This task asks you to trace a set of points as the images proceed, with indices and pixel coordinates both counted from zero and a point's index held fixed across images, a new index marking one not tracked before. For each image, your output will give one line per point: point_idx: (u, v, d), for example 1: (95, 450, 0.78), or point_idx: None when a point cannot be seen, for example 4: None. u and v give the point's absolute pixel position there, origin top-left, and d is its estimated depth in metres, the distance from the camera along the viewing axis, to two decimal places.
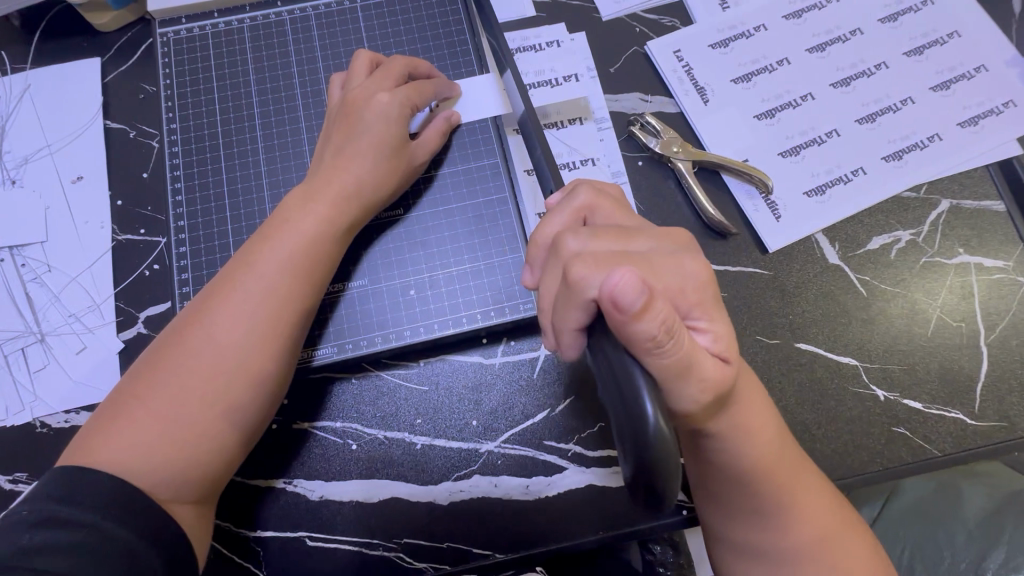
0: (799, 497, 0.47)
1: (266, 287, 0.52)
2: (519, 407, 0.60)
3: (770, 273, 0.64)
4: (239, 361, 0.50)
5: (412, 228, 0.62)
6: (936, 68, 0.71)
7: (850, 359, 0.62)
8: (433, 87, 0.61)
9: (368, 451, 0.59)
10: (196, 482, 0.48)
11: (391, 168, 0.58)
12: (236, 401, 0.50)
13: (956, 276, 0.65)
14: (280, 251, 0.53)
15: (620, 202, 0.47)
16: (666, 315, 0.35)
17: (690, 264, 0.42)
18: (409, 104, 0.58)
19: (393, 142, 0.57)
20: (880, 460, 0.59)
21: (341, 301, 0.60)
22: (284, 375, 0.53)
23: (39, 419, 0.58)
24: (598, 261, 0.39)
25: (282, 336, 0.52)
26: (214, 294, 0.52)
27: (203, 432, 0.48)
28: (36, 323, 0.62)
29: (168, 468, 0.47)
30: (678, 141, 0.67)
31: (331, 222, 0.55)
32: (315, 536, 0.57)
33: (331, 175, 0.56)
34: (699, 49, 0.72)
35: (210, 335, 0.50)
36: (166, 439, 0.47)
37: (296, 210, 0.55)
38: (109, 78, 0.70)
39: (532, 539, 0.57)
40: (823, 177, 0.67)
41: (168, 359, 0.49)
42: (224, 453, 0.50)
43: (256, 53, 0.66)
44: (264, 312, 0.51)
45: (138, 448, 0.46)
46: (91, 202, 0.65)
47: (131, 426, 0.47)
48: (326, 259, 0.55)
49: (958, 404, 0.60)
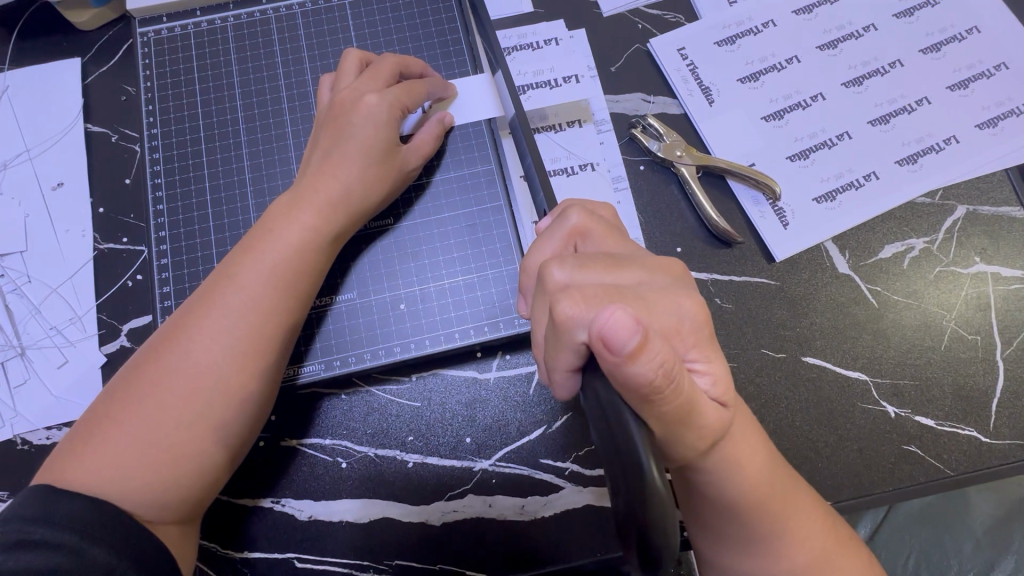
0: (795, 526, 0.44)
1: (248, 301, 0.49)
2: (514, 423, 0.58)
3: (777, 283, 0.62)
4: (219, 379, 0.48)
5: (403, 238, 0.59)
6: (953, 67, 0.67)
7: (859, 373, 0.59)
8: (427, 87, 0.58)
9: (359, 470, 0.57)
10: (178, 504, 0.46)
11: (382, 174, 0.55)
12: (218, 420, 0.48)
13: (973, 286, 0.62)
14: (263, 262, 0.51)
15: (614, 226, 0.45)
16: (664, 357, 0.33)
17: (688, 301, 0.40)
18: (401, 106, 0.55)
19: (382, 146, 0.54)
20: (890, 480, 0.57)
21: (329, 316, 0.57)
22: (268, 391, 0.51)
23: (19, 436, 0.57)
24: (587, 297, 0.36)
25: (266, 352, 0.50)
26: (194, 307, 0.50)
27: (184, 453, 0.46)
28: (16, 336, 0.60)
29: (146, 490, 0.45)
30: (681, 144, 0.64)
31: (317, 230, 0.52)
32: (304, 557, 0.55)
33: (318, 182, 0.53)
34: (704, 47, 0.69)
35: (191, 351, 0.48)
36: (142, 461, 0.45)
37: (280, 218, 0.52)
38: (89, 79, 0.67)
39: (528, 561, 0.55)
40: (833, 182, 0.64)
41: (145, 377, 0.47)
42: (206, 474, 0.48)
43: (241, 54, 0.63)
44: (247, 327, 0.49)
45: (113, 470, 0.44)
46: (72, 209, 0.63)
47: (107, 447, 0.45)
48: (312, 269, 0.53)
49: (971, 421, 0.58)
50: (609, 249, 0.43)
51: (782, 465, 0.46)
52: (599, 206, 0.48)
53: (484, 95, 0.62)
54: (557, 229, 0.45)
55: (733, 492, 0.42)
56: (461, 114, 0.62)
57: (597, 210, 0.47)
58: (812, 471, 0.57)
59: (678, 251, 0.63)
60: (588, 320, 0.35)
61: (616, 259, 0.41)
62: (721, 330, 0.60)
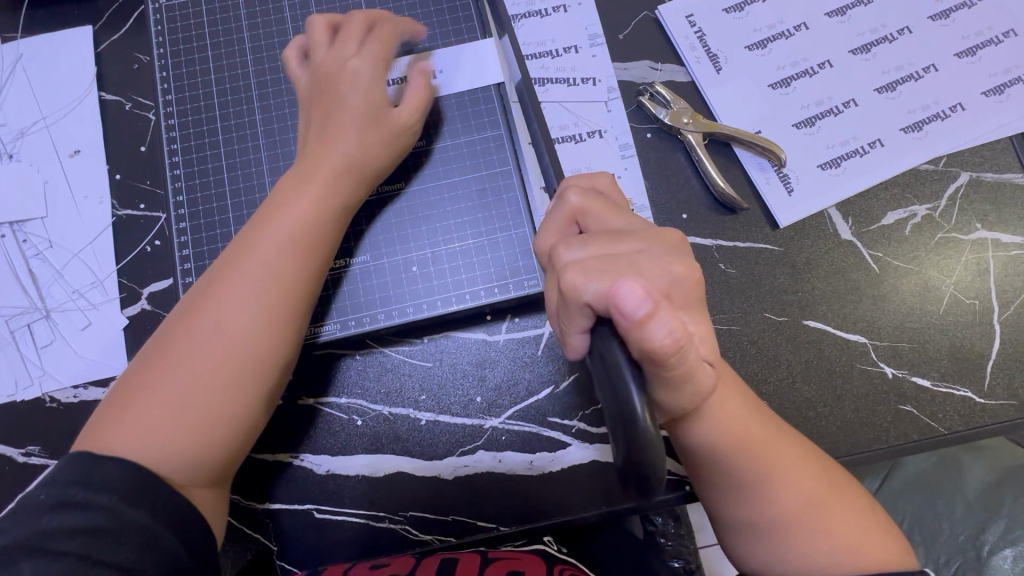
0: (779, 474, 0.46)
1: (267, 269, 0.51)
2: (523, 383, 0.60)
3: (780, 249, 0.63)
4: (245, 344, 0.49)
5: (414, 203, 0.60)
6: (962, 33, 0.67)
7: (859, 337, 0.61)
8: (394, 34, 0.59)
9: (373, 427, 0.59)
10: (215, 464, 0.49)
11: (379, 131, 0.56)
12: (244, 385, 0.49)
13: (973, 252, 0.63)
14: (279, 233, 0.52)
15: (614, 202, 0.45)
16: (672, 324, 0.36)
17: (681, 267, 0.40)
18: (380, 62, 0.57)
19: (374, 106, 0.56)
20: (886, 438, 0.59)
21: (348, 278, 0.59)
22: (291, 359, 0.53)
23: (49, 394, 0.59)
24: (594, 272, 0.38)
25: (289, 315, 0.52)
26: (213, 279, 0.51)
27: (213, 419, 0.48)
28: (40, 299, 0.62)
29: (184, 452, 0.47)
30: (688, 112, 0.65)
31: (330, 200, 0.54)
32: (323, 509, 0.58)
33: (324, 151, 0.54)
34: (712, 14, 0.69)
35: (213, 321, 0.49)
36: (179, 425, 0.47)
37: (293, 190, 0.54)
38: (101, 47, 0.68)
39: (536, 514, 0.58)
40: (838, 149, 0.65)
41: (173, 347, 0.49)
42: (239, 434, 0.50)
43: (252, 21, 0.64)
44: (269, 294, 0.51)
45: (151, 435, 0.46)
46: (89, 176, 0.64)
47: (138, 416, 0.47)
48: (328, 237, 0.54)
49: (967, 382, 0.60)
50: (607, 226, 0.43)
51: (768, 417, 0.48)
52: (590, 178, 0.48)
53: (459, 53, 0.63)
54: (557, 212, 0.44)
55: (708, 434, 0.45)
56: (450, 82, 0.62)
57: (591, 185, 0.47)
58: (812, 428, 0.59)
59: (684, 218, 0.64)
60: (592, 288, 0.37)
61: (615, 233, 0.41)
62: (725, 294, 0.62)
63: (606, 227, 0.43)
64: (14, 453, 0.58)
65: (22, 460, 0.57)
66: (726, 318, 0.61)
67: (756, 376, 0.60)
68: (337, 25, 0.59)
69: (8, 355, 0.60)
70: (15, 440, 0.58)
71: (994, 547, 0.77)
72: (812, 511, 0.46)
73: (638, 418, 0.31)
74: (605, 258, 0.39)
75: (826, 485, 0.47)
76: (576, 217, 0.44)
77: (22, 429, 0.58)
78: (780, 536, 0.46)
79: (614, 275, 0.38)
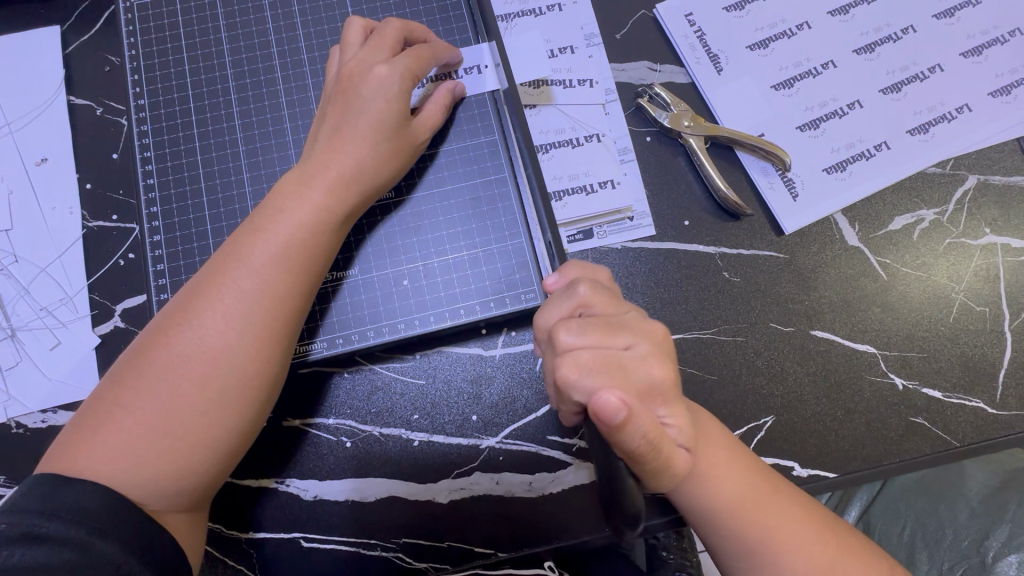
0: (787, 535, 0.44)
1: (257, 284, 0.48)
2: (521, 401, 0.57)
3: (785, 256, 0.61)
4: (230, 366, 0.46)
5: (407, 217, 0.57)
6: (967, 33, 0.65)
7: (867, 347, 0.59)
8: (435, 51, 0.56)
9: (362, 450, 0.56)
10: (191, 490, 0.46)
11: (394, 149, 0.53)
12: (228, 408, 0.46)
13: (982, 258, 0.61)
14: (272, 244, 0.49)
15: (614, 291, 0.47)
16: (648, 427, 0.38)
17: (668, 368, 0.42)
18: (411, 74, 0.53)
19: (394, 121, 0.52)
20: (898, 452, 0.57)
21: (340, 290, 0.56)
22: (280, 378, 0.49)
23: (14, 419, 0.55)
24: (590, 367, 0.40)
25: (278, 335, 0.48)
26: (201, 289, 0.48)
27: (195, 442, 0.45)
28: (6, 317, 0.58)
29: (157, 478, 0.44)
30: (688, 114, 0.62)
31: (328, 210, 0.50)
32: (310, 537, 0.55)
33: (327, 158, 0.51)
34: (712, 13, 0.66)
35: (199, 336, 0.46)
36: (155, 448, 0.44)
37: (291, 196, 0.50)
38: (70, 48, 0.64)
39: (536, 538, 0.55)
40: (844, 152, 0.63)
41: (153, 360, 0.46)
42: (219, 459, 0.47)
43: (230, 20, 0.60)
44: (257, 311, 0.47)
45: (124, 455, 0.44)
46: (57, 186, 0.61)
47: (116, 436, 0.44)
48: (322, 249, 0.51)
49: (978, 392, 0.58)
50: (606, 314, 0.44)
51: (786, 488, 0.46)
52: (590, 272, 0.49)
53: (486, 68, 0.60)
54: (562, 299, 0.45)
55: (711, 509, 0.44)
56: (477, 85, 0.60)
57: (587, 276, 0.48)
58: (821, 445, 0.57)
59: (686, 225, 0.61)
60: (585, 386, 0.40)
61: (614, 326, 0.43)
62: (729, 304, 0.60)
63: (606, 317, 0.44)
64: None
65: None
66: (730, 329, 0.59)
67: (763, 389, 0.58)
68: (374, 30, 0.56)
69: None
70: None
71: (998, 554, 0.75)
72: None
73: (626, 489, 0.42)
74: (604, 354, 0.41)
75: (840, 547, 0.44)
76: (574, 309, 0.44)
77: None
78: None
79: (605, 371, 0.40)
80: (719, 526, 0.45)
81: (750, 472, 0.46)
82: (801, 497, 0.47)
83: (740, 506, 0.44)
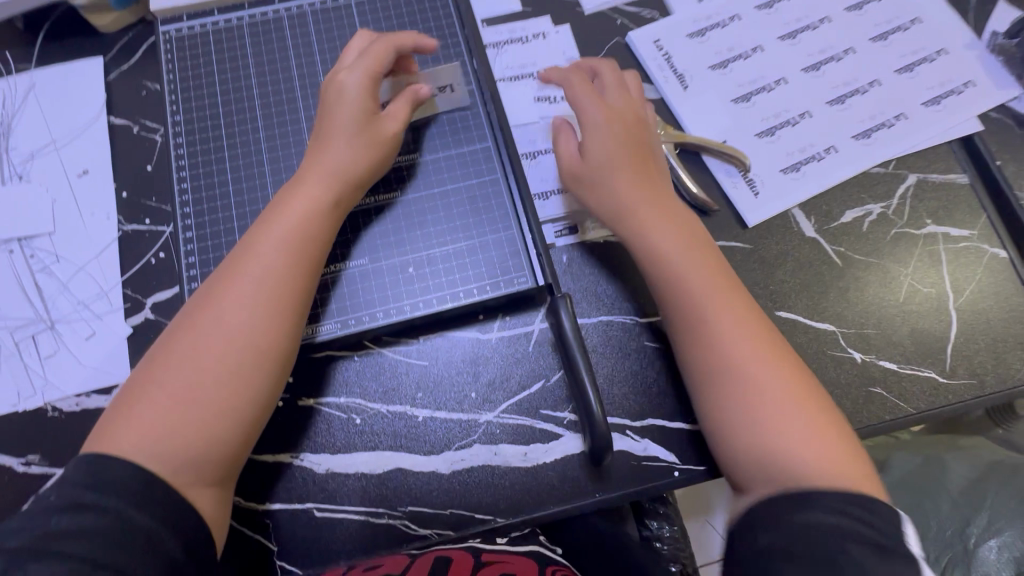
0: (739, 342, 0.54)
1: (266, 269, 0.54)
2: (514, 378, 0.63)
3: (750, 246, 0.68)
4: (244, 342, 0.52)
5: (398, 212, 0.64)
6: (900, 52, 0.75)
7: (827, 326, 0.65)
8: (394, 44, 0.62)
9: (371, 425, 0.61)
10: (214, 460, 0.50)
11: (365, 141, 0.60)
12: (246, 381, 0.52)
13: (925, 245, 0.68)
14: (275, 236, 0.55)
15: (638, 151, 0.63)
16: (596, 102, 0.64)
17: (629, 111, 0.65)
18: (373, 70, 0.60)
19: (359, 117, 0.59)
20: (860, 419, 0.62)
21: (340, 280, 0.62)
22: (291, 354, 0.55)
23: (50, 403, 0.60)
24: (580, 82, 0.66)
25: (285, 312, 0.54)
26: (218, 282, 0.54)
27: (218, 414, 0.51)
28: (46, 311, 0.64)
29: (184, 451, 0.49)
30: (659, 125, 0.71)
31: (322, 202, 0.57)
32: (323, 507, 0.59)
33: (318, 160, 0.59)
34: (678, 39, 0.76)
35: (215, 320, 0.52)
36: (180, 422, 0.49)
37: (289, 196, 0.58)
38: (112, 76, 0.72)
39: (531, 505, 0.59)
40: (798, 155, 0.71)
41: (175, 348, 0.52)
42: (238, 428, 0.52)
43: (256, 48, 0.69)
44: (264, 291, 0.54)
45: (152, 431, 0.49)
46: (96, 194, 0.68)
47: (145, 417, 0.49)
48: (322, 237, 0.57)
49: (930, 364, 0.64)
50: (608, 77, 0.67)
51: (760, 318, 0.57)
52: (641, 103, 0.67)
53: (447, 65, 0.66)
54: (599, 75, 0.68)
55: (666, 267, 0.58)
56: (473, 100, 0.68)
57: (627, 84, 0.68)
58: None
59: None
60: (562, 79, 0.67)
61: (604, 85, 0.67)
62: None
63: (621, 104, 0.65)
64: (14, 463, 0.58)
65: (21, 469, 0.58)
66: None
67: None
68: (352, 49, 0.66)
69: (12, 365, 0.62)
70: (15, 448, 0.59)
71: (980, 539, 0.78)
72: (760, 385, 0.53)
73: (595, 412, 0.54)
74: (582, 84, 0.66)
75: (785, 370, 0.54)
76: (589, 71, 0.69)
77: (21, 439, 0.59)
78: (736, 397, 0.53)
79: (572, 85, 0.66)
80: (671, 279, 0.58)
81: (724, 285, 0.57)
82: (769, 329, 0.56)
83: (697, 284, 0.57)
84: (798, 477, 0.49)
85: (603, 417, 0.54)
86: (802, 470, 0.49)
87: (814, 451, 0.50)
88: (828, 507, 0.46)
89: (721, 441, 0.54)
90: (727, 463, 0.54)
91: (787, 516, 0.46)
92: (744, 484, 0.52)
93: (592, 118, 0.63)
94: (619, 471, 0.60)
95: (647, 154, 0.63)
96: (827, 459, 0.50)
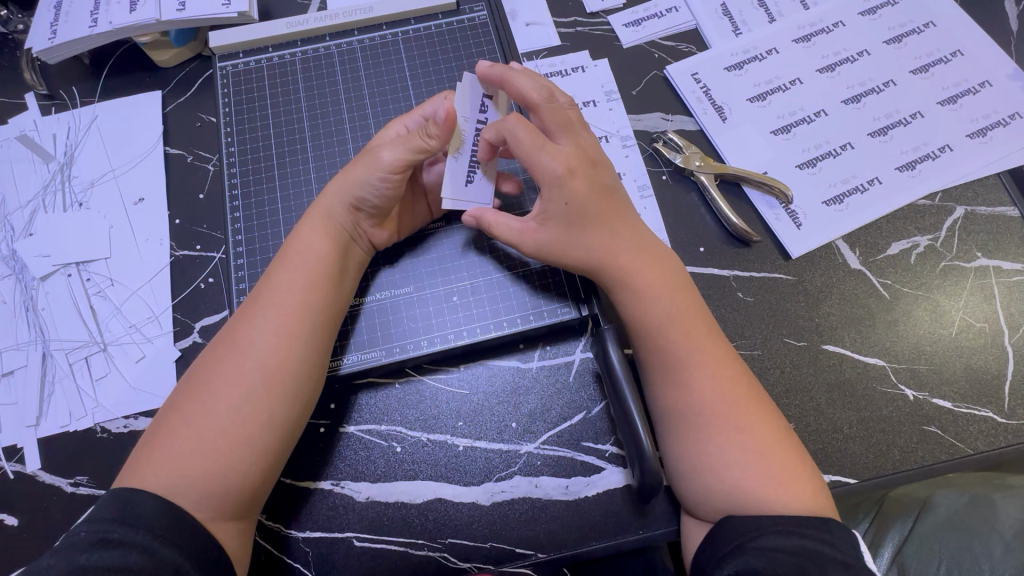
0: (711, 394, 0.55)
1: (282, 300, 0.55)
2: (555, 409, 0.62)
3: (794, 279, 0.67)
4: (260, 372, 0.53)
5: (428, 246, 0.67)
6: (942, 85, 0.75)
7: (877, 360, 0.64)
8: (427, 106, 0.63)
9: (412, 452, 0.61)
10: (234, 494, 0.50)
11: (360, 167, 0.61)
12: (261, 412, 0.52)
13: (976, 279, 0.67)
14: (293, 271, 0.57)
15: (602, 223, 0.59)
16: (552, 163, 0.57)
17: (587, 183, 0.58)
18: (422, 117, 0.64)
19: (366, 150, 0.62)
20: (913, 459, 0.60)
21: (369, 311, 0.64)
22: (311, 386, 0.55)
23: (100, 424, 0.62)
24: (533, 137, 0.57)
25: (299, 343, 0.54)
26: (240, 317, 0.56)
27: (237, 444, 0.51)
28: (99, 333, 0.66)
29: (204, 484, 0.49)
30: (698, 156, 0.71)
31: (335, 238, 0.59)
32: (362, 537, 0.58)
33: (314, 212, 0.60)
34: (716, 72, 0.77)
35: (235, 353, 0.54)
36: (202, 456, 0.50)
37: (298, 237, 0.59)
38: (168, 108, 0.76)
39: (573, 542, 0.58)
40: (841, 186, 0.70)
41: (197, 384, 0.53)
42: (260, 459, 0.52)
43: (307, 83, 0.72)
44: (278, 322, 0.54)
45: (178, 463, 0.50)
46: (151, 220, 0.70)
47: (167, 452, 0.50)
48: (335, 267, 0.58)
49: (986, 403, 0.62)
50: (552, 123, 0.59)
51: (740, 369, 0.57)
52: (589, 139, 0.61)
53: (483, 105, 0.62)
54: (556, 133, 0.59)
55: (648, 300, 0.58)
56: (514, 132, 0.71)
57: (575, 122, 0.61)
58: (838, 451, 0.60)
59: (701, 251, 0.68)
60: (515, 133, 0.57)
61: (551, 130, 0.59)
62: (746, 321, 0.65)
63: (575, 177, 0.57)
64: (62, 484, 0.59)
65: (70, 490, 0.59)
66: (749, 344, 0.64)
67: (780, 399, 0.62)
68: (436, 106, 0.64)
69: (65, 386, 0.63)
70: (65, 469, 0.60)
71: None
72: (733, 432, 0.53)
73: (648, 457, 0.52)
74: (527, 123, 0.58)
75: (760, 422, 0.54)
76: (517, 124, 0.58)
77: (70, 458, 0.60)
78: (708, 439, 0.54)
79: (525, 126, 0.58)
80: (640, 306, 0.58)
81: (708, 334, 0.58)
82: (749, 383, 0.57)
83: (670, 317, 0.57)
84: (763, 503, 0.51)
85: (654, 454, 0.53)
86: (777, 513, 0.50)
87: (785, 492, 0.51)
88: (778, 528, 0.48)
89: (688, 479, 0.54)
90: (694, 489, 0.53)
91: (747, 540, 0.48)
92: (713, 513, 0.52)
93: (550, 176, 0.57)
94: (664, 509, 0.58)
95: (607, 193, 0.59)
96: (798, 499, 0.51)
